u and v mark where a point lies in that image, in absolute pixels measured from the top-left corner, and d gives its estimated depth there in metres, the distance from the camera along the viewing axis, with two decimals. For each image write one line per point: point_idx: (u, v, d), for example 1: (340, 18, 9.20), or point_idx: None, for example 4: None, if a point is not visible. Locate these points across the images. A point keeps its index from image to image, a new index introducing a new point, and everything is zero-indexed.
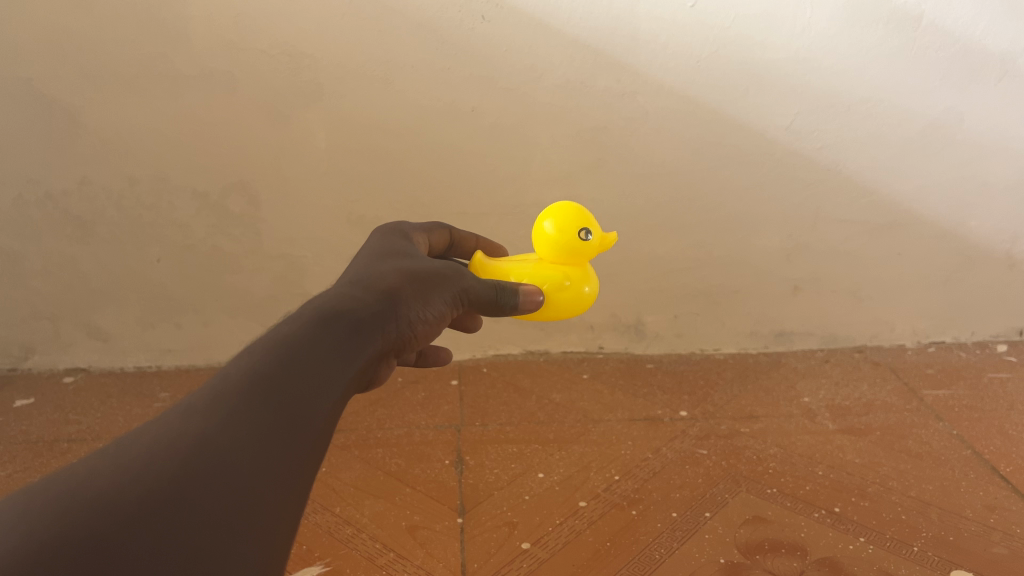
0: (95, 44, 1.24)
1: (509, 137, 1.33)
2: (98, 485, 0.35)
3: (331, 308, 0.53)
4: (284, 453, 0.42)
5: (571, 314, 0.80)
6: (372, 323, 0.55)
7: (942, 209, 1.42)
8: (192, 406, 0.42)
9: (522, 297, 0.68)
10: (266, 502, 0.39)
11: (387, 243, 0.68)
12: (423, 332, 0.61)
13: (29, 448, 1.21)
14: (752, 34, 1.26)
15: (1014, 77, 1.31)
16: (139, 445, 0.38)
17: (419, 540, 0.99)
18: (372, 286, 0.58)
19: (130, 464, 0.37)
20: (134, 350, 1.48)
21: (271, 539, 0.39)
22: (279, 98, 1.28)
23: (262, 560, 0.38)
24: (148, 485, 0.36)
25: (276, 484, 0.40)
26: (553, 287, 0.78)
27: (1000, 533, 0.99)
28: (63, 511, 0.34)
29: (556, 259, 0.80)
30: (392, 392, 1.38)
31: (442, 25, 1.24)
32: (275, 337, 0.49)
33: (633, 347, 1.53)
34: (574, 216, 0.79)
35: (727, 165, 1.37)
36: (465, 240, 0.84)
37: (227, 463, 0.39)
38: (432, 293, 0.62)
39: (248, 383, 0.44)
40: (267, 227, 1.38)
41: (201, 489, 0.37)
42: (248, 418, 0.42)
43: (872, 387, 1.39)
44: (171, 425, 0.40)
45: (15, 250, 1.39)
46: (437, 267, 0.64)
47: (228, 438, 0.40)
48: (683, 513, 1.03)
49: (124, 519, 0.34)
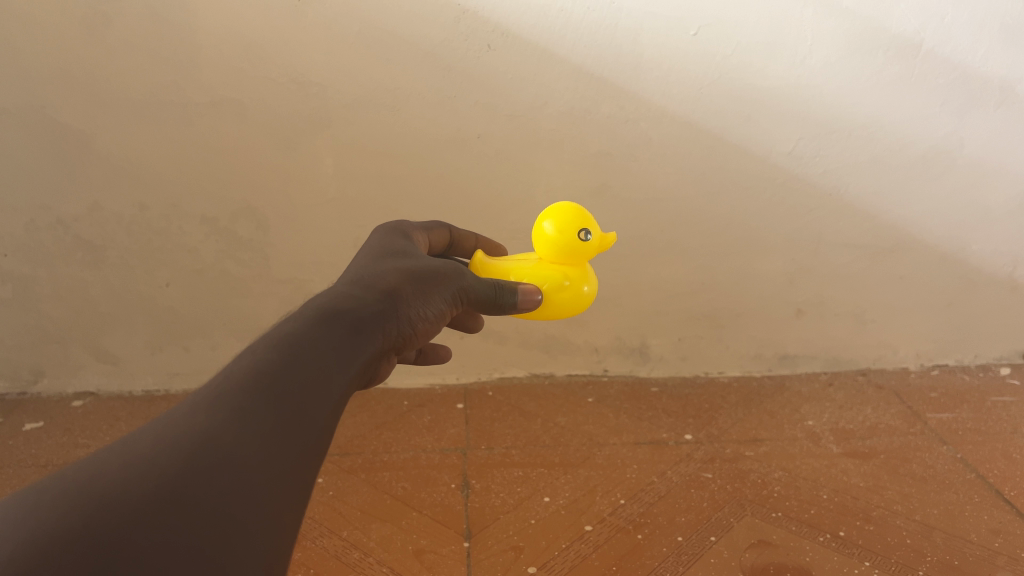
0: (107, 76, 1.27)
1: (514, 163, 1.34)
2: (105, 479, 0.35)
3: (333, 305, 0.54)
4: (287, 449, 0.41)
5: (570, 313, 0.81)
6: (373, 321, 0.55)
7: (943, 234, 1.43)
8: (196, 404, 0.41)
9: (521, 296, 0.71)
10: (279, 509, 0.39)
11: (386, 242, 0.69)
12: (424, 329, 0.62)
13: (39, 472, 1.22)
14: (753, 60, 1.28)
15: (1015, 102, 1.33)
16: (144, 443, 0.38)
17: (425, 564, 1.00)
18: (372, 285, 0.59)
19: (138, 459, 0.37)
20: (143, 373, 1.49)
21: (283, 538, 0.38)
22: (288, 125, 1.30)
23: (277, 557, 0.38)
24: (153, 479, 0.35)
25: (285, 487, 0.40)
26: (553, 285, 0.79)
27: (1004, 557, 1.00)
28: (69, 508, 0.33)
29: (556, 258, 0.81)
30: (398, 415, 1.40)
31: (448, 55, 1.26)
32: (277, 334, 0.48)
33: (637, 370, 1.54)
34: (574, 217, 0.80)
35: (728, 192, 1.38)
36: (465, 239, 0.86)
37: (231, 458, 0.38)
38: (432, 291, 0.63)
39: (250, 380, 0.44)
40: (277, 252, 1.40)
41: (204, 482, 0.36)
42: (251, 413, 0.41)
43: (876, 410, 1.40)
44: (177, 423, 0.40)
45: (26, 275, 1.41)
46: (436, 266, 0.65)
47: (231, 433, 0.40)
48: (688, 537, 1.04)
49: (132, 512, 0.34)
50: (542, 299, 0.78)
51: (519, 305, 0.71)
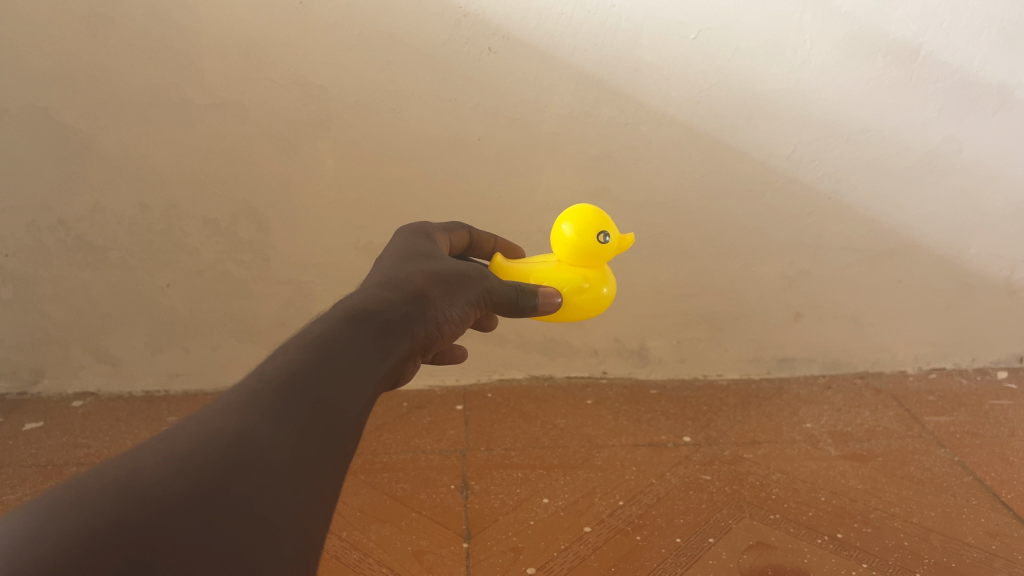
0: (108, 76, 1.27)
1: (514, 165, 1.35)
2: (143, 474, 0.34)
3: (362, 307, 0.54)
4: (319, 451, 0.41)
5: (589, 315, 0.81)
6: (402, 323, 0.55)
7: (939, 238, 1.44)
8: (230, 403, 0.41)
9: (541, 299, 0.71)
10: (308, 503, 0.38)
11: (411, 244, 0.70)
12: (450, 331, 0.62)
13: (39, 472, 1.22)
14: (753, 65, 1.29)
15: (1013, 107, 1.33)
16: (179, 440, 0.37)
17: (425, 565, 1.00)
18: (400, 287, 0.59)
19: (175, 455, 0.36)
20: (143, 374, 1.49)
21: (311, 536, 0.38)
22: (289, 126, 1.31)
23: (307, 554, 0.37)
24: (191, 476, 0.35)
25: (314, 482, 0.39)
26: (572, 288, 0.79)
27: (1001, 560, 1.00)
28: (109, 501, 0.32)
29: (574, 260, 0.81)
30: (398, 416, 1.40)
31: (448, 58, 1.27)
32: (308, 335, 0.48)
33: (636, 372, 1.54)
34: (593, 219, 0.80)
35: (725, 197, 1.39)
36: (484, 240, 0.86)
37: (266, 460, 0.38)
38: (457, 294, 0.63)
39: (283, 380, 0.43)
40: (278, 252, 1.40)
41: (239, 482, 0.36)
42: (284, 414, 0.41)
43: (874, 413, 1.40)
44: (211, 421, 0.39)
45: (27, 275, 1.41)
46: (461, 268, 0.65)
47: (265, 434, 0.39)
48: (687, 538, 1.04)
49: (171, 508, 0.33)
50: (562, 301, 0.78)
51: (539, 308, 0.72)
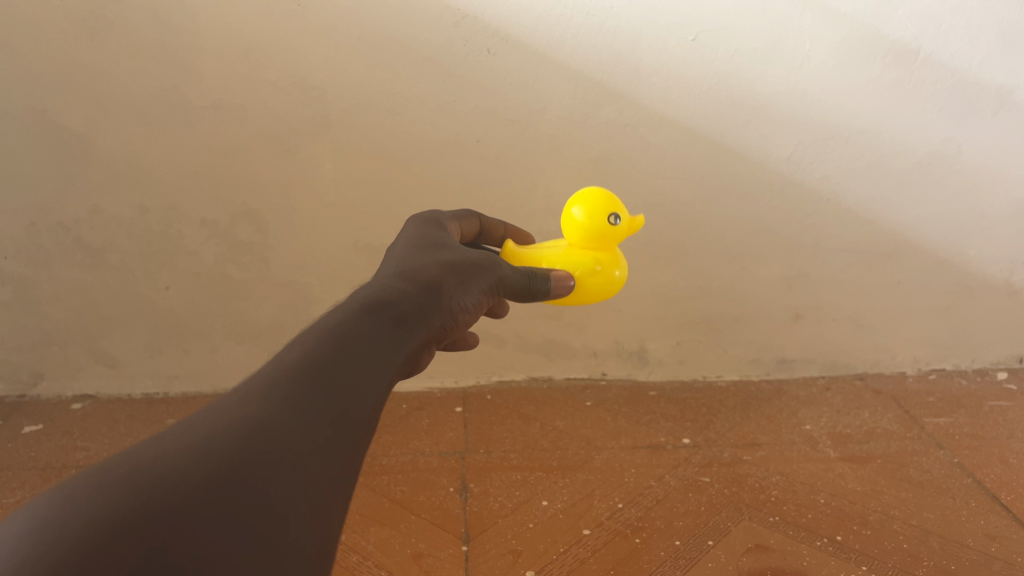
0: (107, 78, 1.27)
1: (513, 166, 1.35)
2: (163, 464, 0.34)
3: (378, 296, 0.53)
4: (336, 441, 0.41)
5: (601, 297, 0.81)
6: (417, 312, 0.55)
7: (938, 241, 1.44)
8: (248, 393, 0.41)
9: (553, 283, 0.73)
10: (324, 494, 0.38)
11: (423, 234, 0.69)
12: (464, 320, 0.61)
13: (39, 474, 1.22)
14: (752, 67, 1.28)
15: (1013, 108, 1.33)
16: (199, 430, 0.37)
17: (424, 568, 1.00)
18: (414, 276, 0.59)
19: (195, 444, 0.36)
20: (143, 375, 1.49)
21: (329, 526, 0.37)
22: (289, 128, 1.31)
23: (323, 544, 0.36)
24: (210, 465, 0.35)
25: (331, 471, 0.39)
26: (585, 271, 0.79)
27: (1000, 562, 1.00)
28: (129, 491, 0.32)
29: (586, 243, 0.81)
30: (397, 418, 1.40)
31: (447, 60, 1.27)
32: (325, 324, 0.48)
33: (636, 373, 1.54)
34: (604, 202, 0.80)
35: (723, 200, 1.39)
36: (494, 228, 0.86)
37: (284, 448, 0.37)
38: (471, 283, 0.63)
39: (299, 369, 0.43)
40: (277, 254, 1.40)
41: (257, 470, 0.35)
42: (301, 403, 0.41)
43: (873, 415, 1.40)
44: (229, 410, 0.39)
45: (27, 277, 1.41)
46: (473, 257, 0.65)
47: (282, 422, 0.39)
48: (686, 541, 1.04)
49: (189, 497, 0.33)
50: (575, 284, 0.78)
51: (552, 292, 0.73)
